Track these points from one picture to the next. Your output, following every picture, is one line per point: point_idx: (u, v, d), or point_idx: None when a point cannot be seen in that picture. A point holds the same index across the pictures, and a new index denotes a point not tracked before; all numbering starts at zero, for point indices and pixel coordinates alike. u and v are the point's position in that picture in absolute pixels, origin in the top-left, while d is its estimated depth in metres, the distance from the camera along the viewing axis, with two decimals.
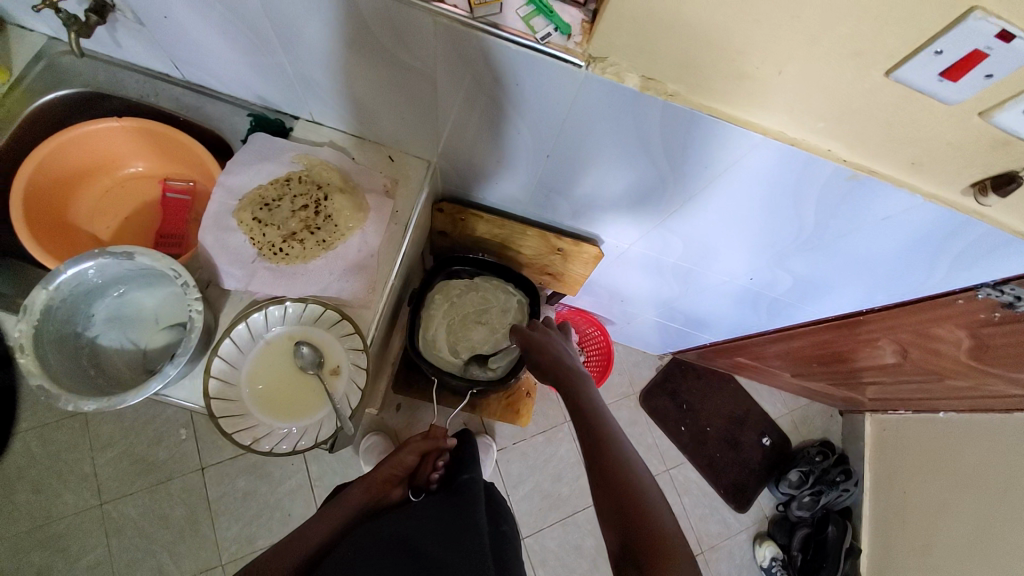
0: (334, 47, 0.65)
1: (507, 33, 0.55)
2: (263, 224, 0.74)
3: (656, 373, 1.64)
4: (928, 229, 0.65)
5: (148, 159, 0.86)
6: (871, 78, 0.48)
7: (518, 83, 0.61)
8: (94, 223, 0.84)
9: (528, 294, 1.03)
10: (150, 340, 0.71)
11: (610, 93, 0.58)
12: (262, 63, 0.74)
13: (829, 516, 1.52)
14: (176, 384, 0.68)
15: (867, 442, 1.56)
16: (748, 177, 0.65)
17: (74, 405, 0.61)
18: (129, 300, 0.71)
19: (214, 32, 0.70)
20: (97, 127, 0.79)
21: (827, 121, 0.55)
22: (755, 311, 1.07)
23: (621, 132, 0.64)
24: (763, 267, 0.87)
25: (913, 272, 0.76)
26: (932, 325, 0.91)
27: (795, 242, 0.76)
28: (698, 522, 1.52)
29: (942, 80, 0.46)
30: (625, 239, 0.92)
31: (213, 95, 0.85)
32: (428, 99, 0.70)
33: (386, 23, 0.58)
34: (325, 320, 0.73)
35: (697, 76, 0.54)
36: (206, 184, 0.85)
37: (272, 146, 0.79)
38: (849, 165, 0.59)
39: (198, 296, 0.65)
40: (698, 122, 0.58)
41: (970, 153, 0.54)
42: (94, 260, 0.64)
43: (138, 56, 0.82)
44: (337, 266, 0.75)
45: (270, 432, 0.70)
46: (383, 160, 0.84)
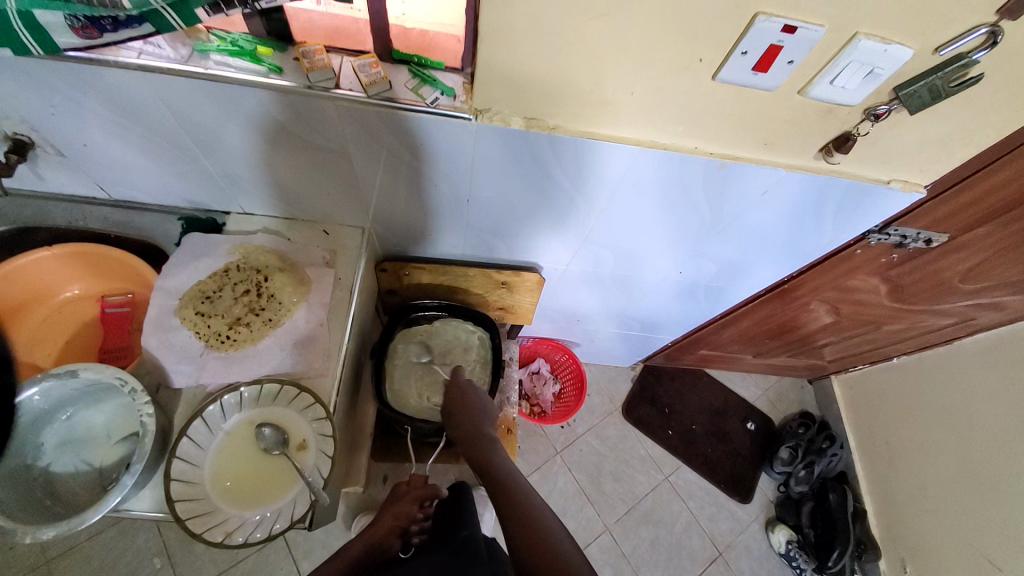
0: (250, 142, 0.71)
1: (401, 103, 0.62)
2: (206, 317, 0.76)
3: (632, 384, 1.68)
4: (803, 196, 0.75)
5: (84, 280, 0.87)
6: (705, 82, 0.58)
7: (422, 142, 0.68)
8: (33, 352, 0.83)
9: (488, 329, 1.06)
10: (105, 457, 0.69)
11: (503, 137, 0.66)
12: (186, 170, 0.78)
13: (828, 484, 1.52)
14: (136, 495, 0.66)
15: (840, 403, 1.63)
16: (643, 183, 0.73)
17: (31, 535, 0.59)
18: (78, 420, 0.70)
19: (133, 151, 0.74)
20: (28, 258, 0.81)
21: (685, 125, 0.64)
22: (697, 301, 1.14)
23: (523, 167, 0.72)
24: (686, 260, 0.94)
25: (810, 234, 0.85)
26: (848, 278, 1.00)
27: (703, 231, 0.85)
28: (709, 523, 1.51)
29: (756, 73, 0.55)
30: (560, 261, 0.99)
31: (142, 208, 0.88)
32: (347, 173, 0.76)
33: (293, 114, 0.65)
34: (284, 396, 0.73)
35: (568, 108, 0.62)
36: (143, 292, 0.86)
37: (206, 243, 0.82)
38: (716, 156, 0.68)
39: (148, 400, 0.65)
40: (583, 146, 0.66)
41: (808, 126, 0.64)
42: (39, 384, 0.66)
43: (62, 185, 0.84)
44: (288, 341, 0.77)
45: (242, 523, 0.67)
46: (318, 235, 0.89)
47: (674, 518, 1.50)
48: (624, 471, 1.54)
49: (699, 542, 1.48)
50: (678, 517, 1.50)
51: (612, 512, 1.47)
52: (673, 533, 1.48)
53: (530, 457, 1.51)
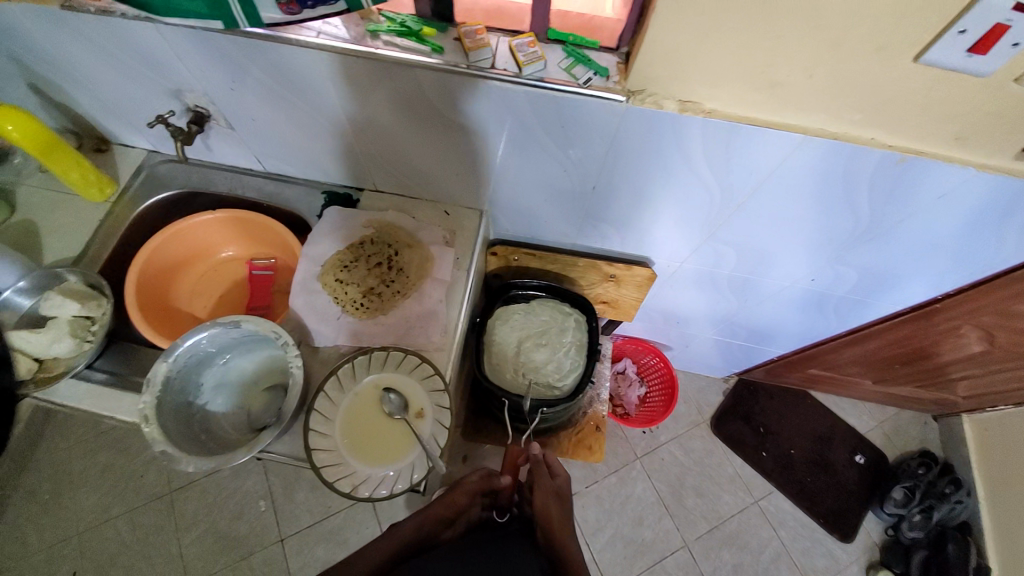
0: (398, 120, 0.75)
1: (551, 83, 0.62)
2: (344, 284, 0.81)
3: (724, 397, 1.58)
4: (989, 200, 0.65)
5: (236, 243, 0.98)
6: (900, 65, 0.52)
7: (565, 124, 0.68)
8: (192, 303, 0.94)
9: (585, 312, 1.01)
10: (253, 402, 0.78)
11: (650, 122, 0.64)
12: (334, 147, 0.84)
13: (946, 534, 1.35)
14: (279, 439, 0.73)
15: (970, 446, 1.43)
16: (796, 175, 0.68)
17: (195, 466, 0.67)
18: (233, 366, 0.78)
19: (294, 126, 0.81)
20: (196, 220, 0.91)
21: (863, 112, 0.58)
22: (823, 314, 1.04)
23: (664, 152, 0.69)
24: (822, 266, 0.87)
25: (987, 245, 0.74)
26: (1016, 302, 0.87)
27: (850, 236, 0.78)
28: (802, 557, 1.39)
29: (970, 55, 0.49)
30: (676, 258, 0.95)
31: (289, 180, 0.96)
32: (481, 153, 0.78)
33: (443, 93, 0.67)
34: (407, 363, 0.77)
35: (729, 90, 0.59)
36: (285, 259, 0.95)
37: (344, 216, 0.87)
38: (895, 150, 0.61)
39: (297, 352, 0.71)
40: (738, 133, 0.63)
41: (1017, 119, 0.55)
42: (208, 330, 0.73)
43: (225, 156, 0.95)
44: (414, 313, 0.80)
45: (367, 479, 0.71)
46: (440, 215, 0.92)
47: (761, 546, 1.40)
48: (709, 488, 1.46)
49: None
50: (766, 546, 1.40)
51: (693, 529, 1.40)
52: (759, 561, 1.38)
53: (610, 459, 1.48)
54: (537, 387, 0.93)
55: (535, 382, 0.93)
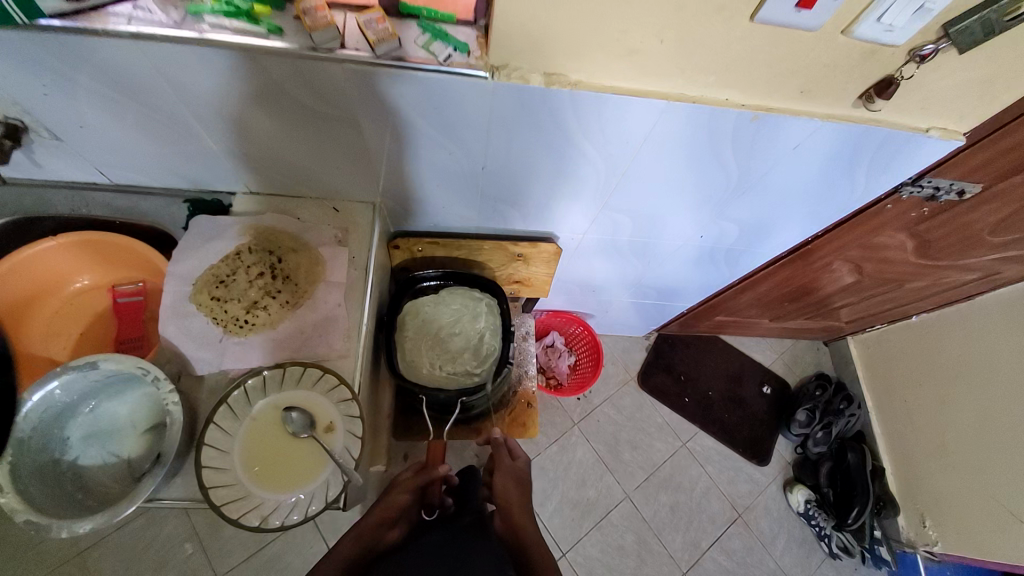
0: (255, 116, 0.67)
1: (411, 63, 0.58)
2: (222, 301, 0.74)
3: (647, 353, 1.67)
4: (837, 147, 0.71)
5: (92, 270, 0.85)
6: (740, 25, 0.54)
7: (435, 105, 0.64)
8: (48, 346, 0.81)
9: (495, 295, 0.99)
10: (132, 447, 0.69)
11: (521, 97, 0.62)
12: (189, 150, 0.75)
13: (846, 445, 1.53)
14: (169, 483, 0.65)
15: (856, 363, 1.62)
16: (669, 140, 0.70)
17: (68, 529, 0.59)
18: (102, 412, 0.69)
19: (133, 131, 0.71)
20: (33, 250, 0.78)
21: (715, 74, 0.60)
22: (716, 266, 1.11)
23: (543, 128, 0.68)
24: (707, 223, 0.92)
25: (841, 188, 0.81)
26: (874, 235, 0.97)
27: (727, 191, 0.82)
28: (728, 486, 1.52)
29: (799, 11, 0.51)
30: (578, 230, 0.96)
31: (145, 192, 0.85)
32: (357, 145, 0.72)
33: (298, 83, 0.61)
34: (308, 377, 0.72)
35: (593, 59, 0.58)
36: (155, 281, 0.85)
37: (215, 225, 0.79)
38: (749, 108, 0.64)
39: (172, 387, 0.64)
40: (608, 103, 0.63)
41: (848, 69, 0.59)
42: (58, 377, 0.63)
43: (61, 171, 0.80)
44: (307, 323, 0.75)
45: (277, 506, 0.66)
46: (328, 213, 0.85)
47: (693, 483, 1.51)
48: (642, 439, 1.54)
49: (718, 505, 1.50)
50: (697, 482, 1.51)
51: (632, 479, 1.49)
52: (692, 497, 1.49)
53: (549, 429, 1.52)
54: (455, 377, 0.92)
55: (453, 373, 0.92)
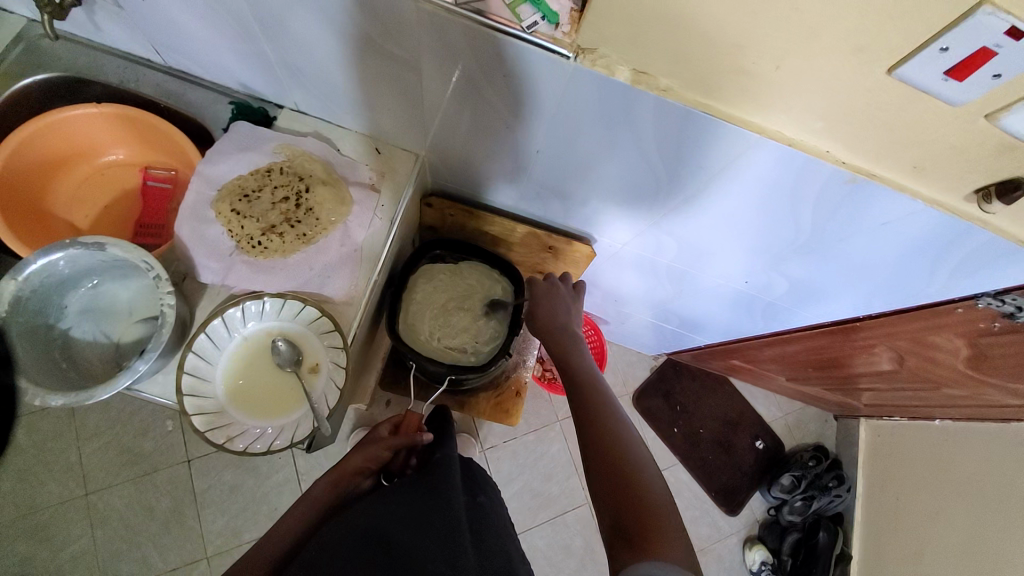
0: (316, 34, 0.62)
1: (491, 21, 0.52)
2: (241, 216, 0.72)
3: (650, 373, 1.62)
4: (929, 236, 0.63)
5: (129, 146, 0.84)
6: (871, 75, 0.46)
7: (505, 72, 0.58)
8: (74, 211, 0.82)
9: (514, 281, 0.95)
10: (123, 333, 0.69)
11: (599, 87, 0.56)
12: (246, 51, 0.71)
13: (821, 522, 1.50)
14: (149, 379, 0.66)
15: (860, 446, 1.54)
16: (747, 176, 0.63)
17: (41, 399, 0.60)
18: (103, 291, 0.69)
19: (193, 17, 0.67)
20: (74, 113, 0.77)
21: (825, 121, 0.52)
22: (750, 314, 1.04)
23: (614, 127, 0.62)
24: (757, 270, 0.85)
25: (915, 277, 0.73)
26: (929, 333, 0.89)
27: (791, 245, 0.74)
28: (689, 524, 1.50)
29: (946, 79, 0.43)
30: (619, 239, 0.90)
31: (196, 82, 0.82)
32: (415, 91, 0.67)
33: (369, 11, 0.56)
34: (304, 316, 0.70)
35: (690, 70, 0.51)
36: (185, 172, 0.82)
37: (255, 135, 0.76)
38: (848, 168, 0.57)
39: (170, 290, 0.64)
40: (692, 120, 0.56)
41: (976, 157, 0.51)
42: (64, 250, 0.63)
43: (120, 41, 0.79)
44: (319, 261, 0.73)
45: (244, 431, 0.67)
46: (370, 152, 0.81)
47: None
48: None
49: None
50: None
51: None
52: None
53: (531, 418, 1.51)
54: (451, 352, 0.89)
55: (450, 348, 0.89)
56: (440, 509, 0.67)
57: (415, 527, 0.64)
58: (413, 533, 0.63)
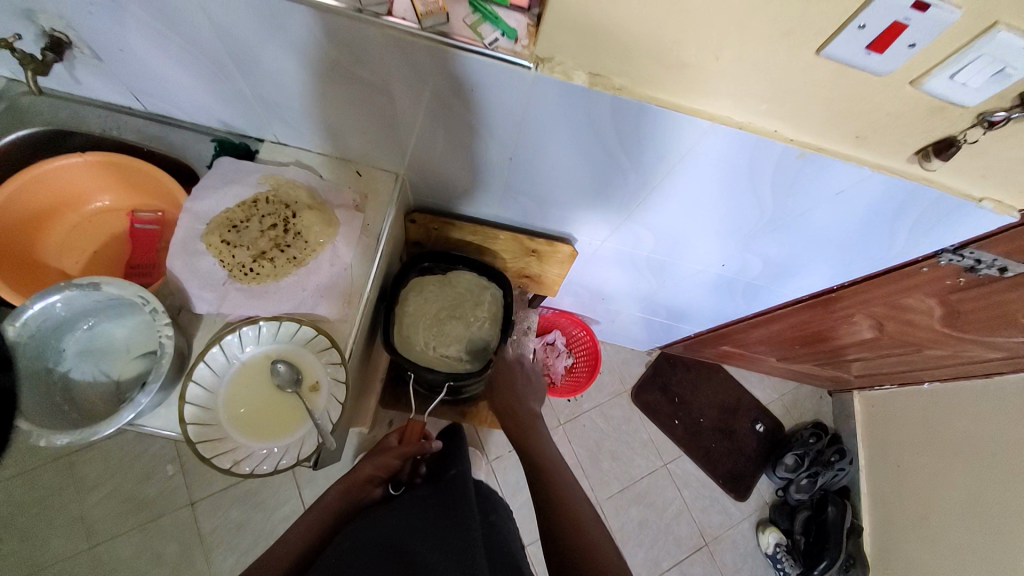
0: (290, 68, 0.66)
1: (455, 40, 0.56)
2: (231, 246, 0.74)
3: (646, 368, 1.65)
4: (882, 200, 0.67)
5: (115, 192, 0.86)
6: (803, 56, 0.50)
7: (471, 87, 0.62)
8: (64, 259, 0.84)
9: (502, 285, 0.98)
10: (123, 370, 0.70)
11: (560, 92, 0.60)
12: (223, 90, 0.74)
13: (828, 496, 1.51)
14: (151, 412, 0.67)
15: (857, 419, 1.57)
16: (706, 161, 0.67)
17: (46, 440, 0.61)
18: (99, 331, 0.70)
19: (170, 62, 0.70)
20: (59, 163, 0.79)
21: (769, 103, 0.57)
22: (732, 297, 1.08)
23: (578, 129, 0.66)
24: (732, 253, 0.89)
25: (877, 241, 0.77)
26: (901, 296, 0.93)
27: (758, 224, 0.78)
28: (700, 514, 1.51)
29: (869, 53, 0.48)
30: (597, 236, 0.93)
31: (177, 124, 0.85)
32: (388, 113, 0.71)
33: (336, 39, 0.59)
34: (301, 336, 0.72)
35: (641, 67, 0.56)
36: (172, 212, 0.84)
37: (237, 168, 0.79)
38: (797, 144, 0.61)
39: (167, 321, 0.65)
40: (649, 113, 0.60)
41: (910, 122, 0.56)
42: (61, 293, 0.65)
43: (100, 91, 0.81)
44: (310, 282, 0.75)
45: (250, 454, 0.68)
46: (351, 175, 0.84)
47: (666, 504, 1.50)
48: (623, 452, 1.54)
49: (686, 531, 1.49)
50: (670, 504, 1.50)
51: (606, 489, 1.48)
52: (662, 517, 1.49)
53: None
54: (447, 361, 0.91)
55: (446, 356, 0.91)
56: (458, 526, 0.71)
57: (436, 542, 0.67)
58: (432, 547, 0.66)
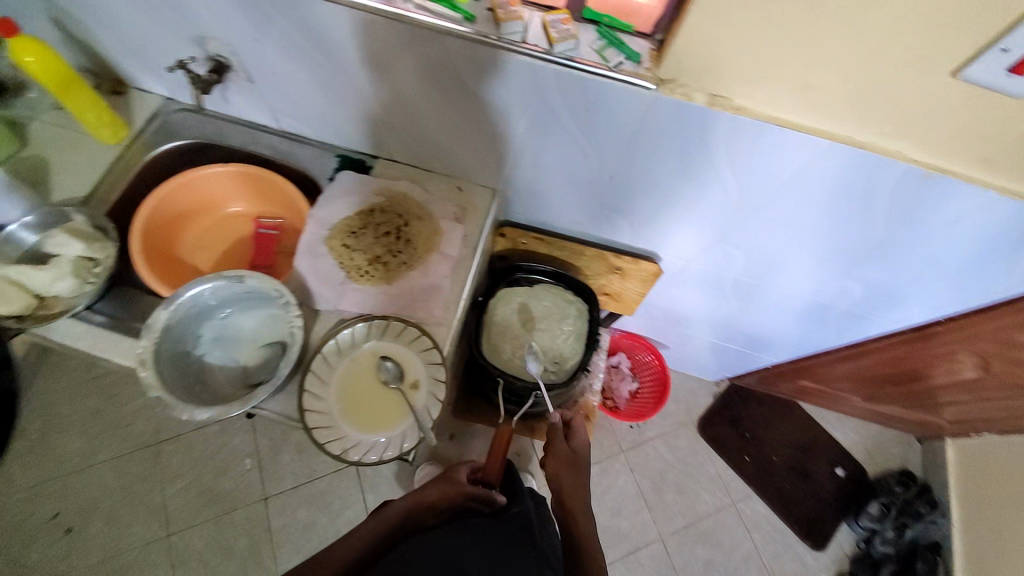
0: (419, 91, 0.73)
1: (582, 63, 0.61)
2: (350, 249, 0.82)
3: (714, 400, 1.60)
4: (1006, 226, 0.65)
5: (246, 198, 0.96)
6: (938, 78, 0.51)
7: (588, 108, 0.67)
8: (197, 256, 0.93)
9: (586, 300, 1.02)
10: (249, 357, 0.77)
11: (676, 113, 0.63)
12: (352, 110, 0.83)
13: (918, 551, 1.37)
14: (273, 396, 0.73)
15: (952, 472, 1.43)
16: (815, 183, 0.68)
17: (187, 413, 0.67)
18: (231, 320, 0.78)
19: (313, 85, 0.79)
20: (205, 172, 0.90)
21: (893, 124, 0.57)
22: (823, 327, 1.05)
23: (687, 149, 0.69)
24: (830, 279, 0.87)
25: (996, 271, 0.74)
26: (1011, 331, 0.86)
27: (862, 249, 0.77)
28: (772, 559, 1.42)
29: (1012, 74, 0.48)
30: (685, 256, 0.94)
31: (303, 141, 0.95)
32: (500, 133, 0.77)
33: (468, 63, 0.65)
34: (406, 335, 0.77)
35: (763, 89, 0.58)
36: (294, 220, 0.94)
37: (356, 181, 0.87)
38: (920, 165, 0.61)
39: (297, 313, 0.73)
40: (765, 133, 0.62)
41: None
42: (211, 282, 0.74)
43: (243, 110, 0.93)
44: (417, 286, 0.80)
45: (358, 443, 0.72)
46: (453, 191, 0.90)
47: (734, 545, 1.42)
48: (689, 485, 1.48)
49: None
50: (739, 545, 1.42)
51: (670, 523, 1.43)
52: (730, 559, 1.41)
53: (595, 450, 1.50)
54: (532, 370, 0.98)
55: (532, 365, 0.98)
56: None
57: None
58: None
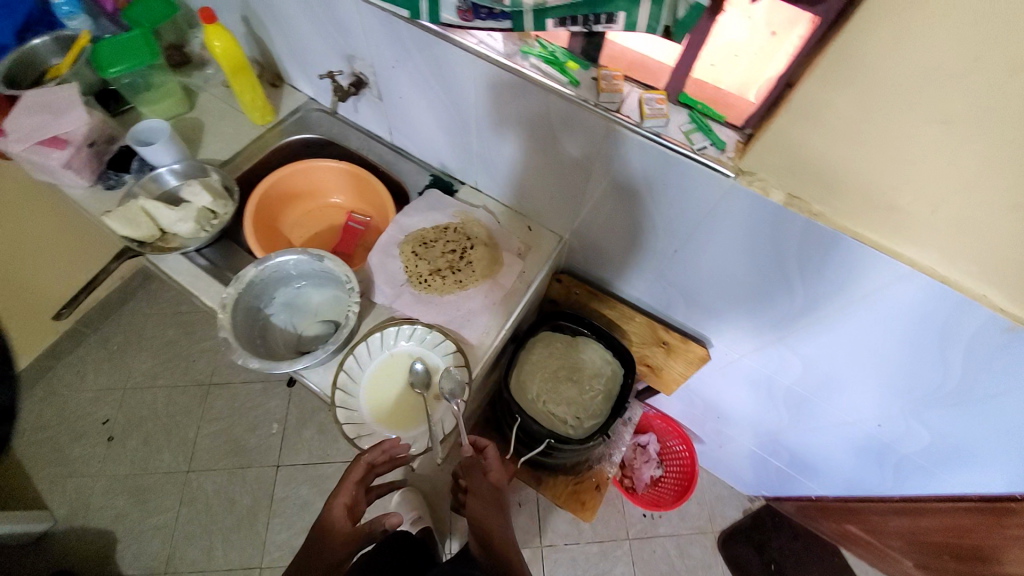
0: (515, 135, 0.81)
1: (667, 141, 0.64)
2: (417, 257, 0.89)
3: (744, 517, 1.45)
4: None
5: (345, 193, 1.09)
6: None
7: (667, 184, 0.70)
8: (293, 232, 1.06)
9: (624, 364, 1.02)
10: (307, 327, 0.86)
11: (753, 206, 0.65)
12: (454, 140, 0.92)
13: None
14: (314, 368, 0.80)
15: None
16: (889, 309, 0.65)
17: (243, 359, 0.75)
18: (303, 292, 0.88)
19: (428, 113, 0.90)
20: (321, 164, 1.04)
21: (983, 268, 0.54)
22: (880, 469, 0.96)
23: (757, 242, 0.69)
24: (893, 415, 0.80)
25: None
26: None
27: (936, 392, 0.71)
28: None
29: None
30: (737, 349, 0.91)
31: (406, 156, 1.07)
32: (579, 188, 0.82)
33: (564, 121, 0.72)
34: (443, 347, 0.81)
35: (843, 201, 0.58)
36: (379, 221, 1.04)
37: (440, 200, 0.96)
38: (1009, 317, 0.56)
39: (357, 300, 0.80)
40: (840, 244, 0.61)
41: None
42: (297, 254, 0.83)
43: (366, 120, 1.07)
44: (466, 306, 0.85)
45: (372, 434, 0.77)
46: (523, 228, 0.96)
47: None
48: None
49: None
50: None
51: None
52: None
53: (600, 526, 1.41)
54: (552, 417, 0.98)
55: (553, 413, 0.98)
56: None
57: None
58: None
